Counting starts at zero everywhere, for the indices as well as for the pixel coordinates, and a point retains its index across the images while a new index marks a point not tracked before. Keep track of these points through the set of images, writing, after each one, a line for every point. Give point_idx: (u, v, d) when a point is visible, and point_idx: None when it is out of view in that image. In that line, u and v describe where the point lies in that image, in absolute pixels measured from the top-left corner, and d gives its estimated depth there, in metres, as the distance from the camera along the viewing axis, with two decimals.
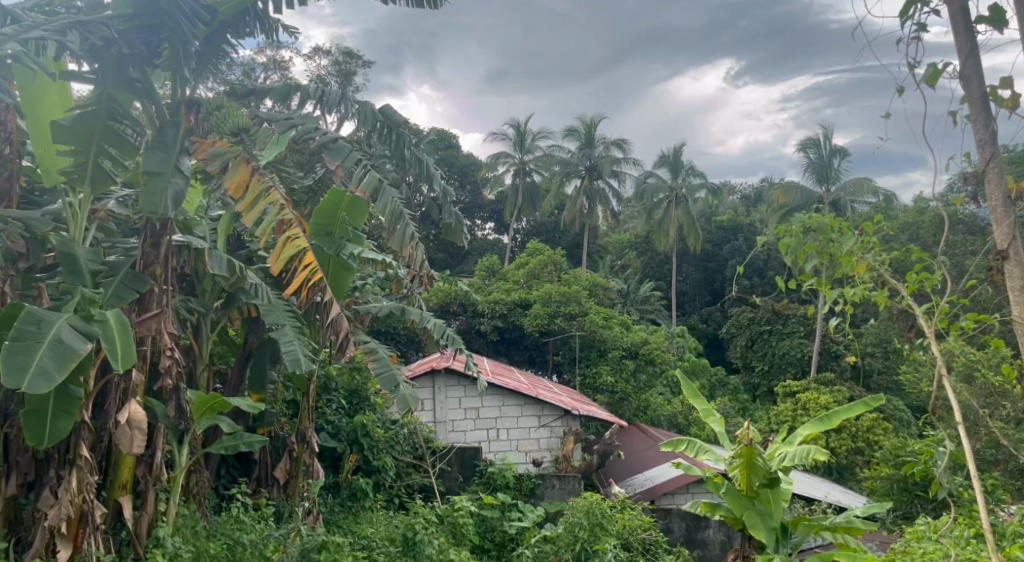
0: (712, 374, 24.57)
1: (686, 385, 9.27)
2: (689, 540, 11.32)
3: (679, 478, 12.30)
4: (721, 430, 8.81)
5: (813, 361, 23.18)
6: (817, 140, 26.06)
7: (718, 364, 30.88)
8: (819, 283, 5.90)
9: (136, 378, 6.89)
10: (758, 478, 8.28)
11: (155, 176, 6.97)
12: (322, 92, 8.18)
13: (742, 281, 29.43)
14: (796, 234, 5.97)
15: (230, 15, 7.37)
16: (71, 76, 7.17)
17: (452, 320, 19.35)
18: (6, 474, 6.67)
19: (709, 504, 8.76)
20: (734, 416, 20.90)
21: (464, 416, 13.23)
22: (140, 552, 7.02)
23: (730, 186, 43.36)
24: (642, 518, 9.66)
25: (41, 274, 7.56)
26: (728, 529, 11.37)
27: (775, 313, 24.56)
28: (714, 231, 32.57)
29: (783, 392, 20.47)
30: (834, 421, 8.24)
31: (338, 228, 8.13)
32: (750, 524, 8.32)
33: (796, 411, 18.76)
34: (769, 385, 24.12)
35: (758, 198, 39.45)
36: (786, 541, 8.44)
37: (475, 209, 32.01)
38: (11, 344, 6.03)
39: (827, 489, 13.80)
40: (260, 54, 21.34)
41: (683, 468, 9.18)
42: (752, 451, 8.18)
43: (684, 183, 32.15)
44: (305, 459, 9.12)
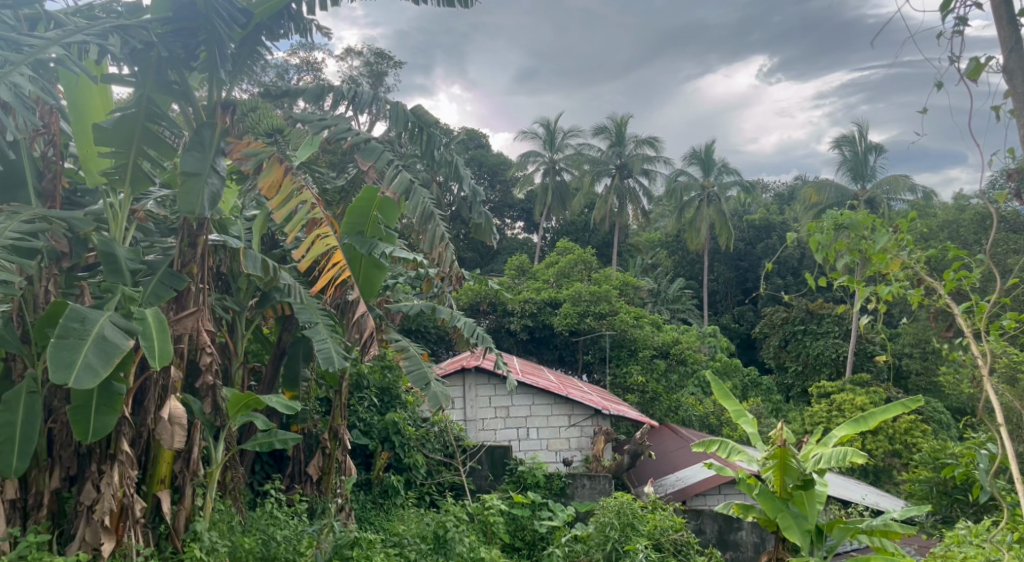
0: (745, 374, 24.41)
1: (716, 386, 9.24)
2: (722, 542, 11.29)
3: (712, 479, 12.30)
4: (753, 431, 8.78)
5: (848, 362, 22.98)
6: (853, 137, 25.79)
7: (751, 364, 30.72)
8: (852, 282, 5.86)
9: (175, 374, 7.03)
10: (793, 479, 8.31)
11: (192, 176, 7.10)
12: (354, 92, 8.27)
13: (775, 281, 29.25)
14: (828, 231, 5.96)
15: (264, 18, 7.52)
16: (112, 79, 7.32)
17: (483, 318, 19.42)
18: (49, 468, 6.80)
19: (742, 506, 8.75)
20: (767, 416, 20.77)
21: (494, 415, 13.29)
22: (178, 546, 7.19)
23: (764, 183, 42.97)
24: (674, 519, 9.63)
25: (83, 272, 7.68)
26: (761, 531, 11.31)
27: (809, 312, 24.33)
28: (745, 229, 32.34)
29: (818, 392, 20.30)
30: (871, 423, 8.20)
31: (370, 228, 8.23)
32: (783, 525, 8.28)
33: (831, 413, 18.61)
34: (803, 385, 23.95)
35: (791, 196, 38.99)
36: (822, 544, 8.36)
37: (504, 208, 32.04)
38: (56, 341, 6.17)
39: (865, 491, 13.71)
40: (293, 56, 21.51)
41: (715, 469, 9.17)
42: (786, 452, 8.22)
43: (717, 181, 32.08)
44: (338, 455, 9.20)
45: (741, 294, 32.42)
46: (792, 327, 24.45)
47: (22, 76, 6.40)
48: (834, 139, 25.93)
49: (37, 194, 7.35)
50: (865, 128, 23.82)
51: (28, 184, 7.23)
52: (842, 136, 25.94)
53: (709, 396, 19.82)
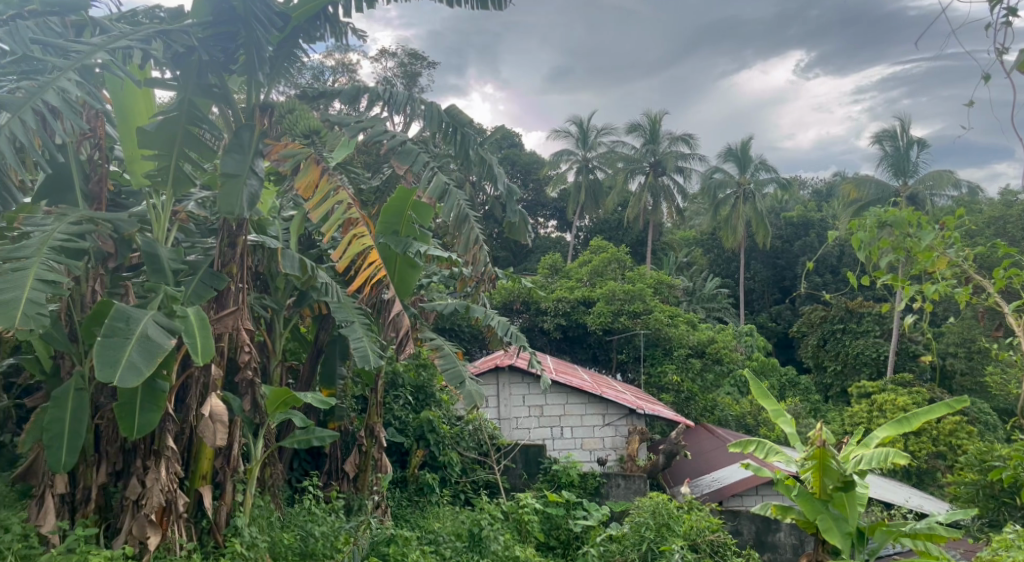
0: (783, 374, 24.22)
1: (755, 386, 9.22)
2: (760, 543, 11.23)
3: (749, 480, 12.25)
4: (792, 431, 8.75)
5: (889, 362, 22.68)
6: (894, 132, 25.46)
7: (789, 363, 30.47)
8: (895, 280, 5.84)
9: (216, 372, 7.17)
10: (832, 480, 8.28)
11: (231, 177, 7.24)
12: (389, 93, 8.38)
13: (814, 279, 28.99)
14: (870, 229, 5.96)
15: (301, 22, 7.67)
16: (155, 83, 7.47)
17: (516, 317, 19.51)
18: (96, 463, 6.95)
19: (781, 507, 8.71)
20: (805, 416, 20.59)
21: (528, 414, 13.35)
22: (220, 540, 7.36)
23: (801, 180, 42.57)
24: (710, 519, 9.61)
25: (127, 272, 7.85)
26: (800, 533, 11.24)
27: (849, 310, 24.05)
28: (783, 227, 32.03)
29: (859, 392, 20.10)
30: (914, 424, 8.14)
31: (404, 226, 8.31)
32: (823, 527, 8.24)
33: (872, 413, 18.41)
34: (842, 385, 23.70)
35: (829, 193, 38.55)
36: (863, 547, 8.37)
37: (537, 207, 32.02)
38: (102, 340, 6.32)
39: (908, 494, 13.55)
40: (328, 58, 21.70)
41: (752, 469, 9.14)
42: (824, 452, 8.24)
43: (753, 178, 31.97)
44: (373, 453, 9.32)
45: (778, 293, 32.15)
46: (832, 325, 24.08)
47: (69, 81, 6.54)
48: (875, 134, 25.57)
49: (83, 196, 7.48)
50: (907, 123, 23.50)
51: (74, 187, 7.37)
52: (884, 131, 25.58)
53: (745, 396, 19.68)
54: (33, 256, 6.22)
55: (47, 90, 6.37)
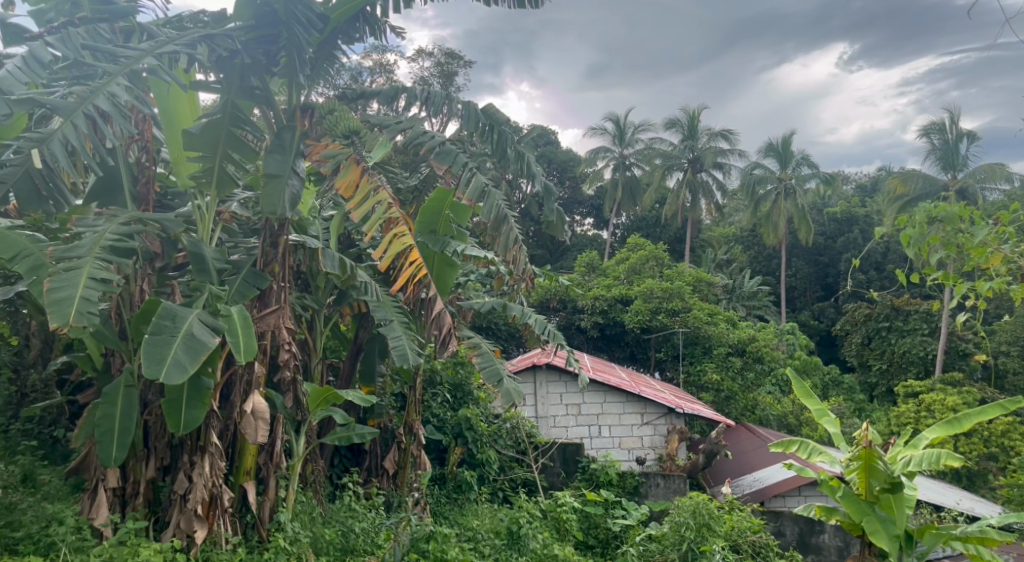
0: (826, 373, 23.94)
1: (798, 385, 9.19)
2: (803, 545, 11.12)
3: (791, 480, 12.17)
4: (836, 431, 8.77)
5: (937, 361, 22.28)
6: (943, 125, 25.05)
7: (832, 362, 30.11)
8: (946, 277, 5.79)
9: (259, 369, 7.30)
10: (879, 482, 8.31)
11: (273, 178, 7.37)
12: (427, 93, 8.47)
13: (858, 276, 28.59)
14: (920, 225, 5.94)
15: (340, 23, 7.81)
16: (199, 86, 7.63)
17: (553, 315, 19.55)
18: (145, 458, 7.13)
19: (825, 509, 8.80)
20: (849, 416, 20.32)
21: (566, 412, 13.40)
22: (264, 534, 7.50)
23: (844, 176, 42.00)
24: (752, 520, 9.58)
25: (173, 272, 8.02)
26: (845, 535, 11.10)
27: (895, 308, 23.58)
28: (827, 223, 31.61)
29: (906, 392, 19.80)
30: (965, 425, 8.10)
31: (442, 225, 8.37)
32: (870, 530, 8.22)
33: (920, 413, 18.15)
34: (888, 385, 23.35)
35: (874, 188, 37.91)
36: (912, 550, 8.35)
37: (574, 204, 31.92)
38: (149, 338, 6.47)
39: (958, 497, 13.35)
40: (366, 58, 21.84)
41: (795, 469, 9.19)
42: (871, 452, 8.24)
43: (795, 173, 31.77)
44: (412, 450, 9.51)
45: (821, 290, 31.78)
46: (877, 324, 23.65)
47: (118, 86, 6.70)
48: (923, 127, 25.16)
49: (132, 198, 7.65)
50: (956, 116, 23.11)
51: (123, 189, 7.55)
52: (931, 124, 25.19)
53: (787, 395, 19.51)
54: (85, 255, 6.39)
55: (98, 95, 6.53)
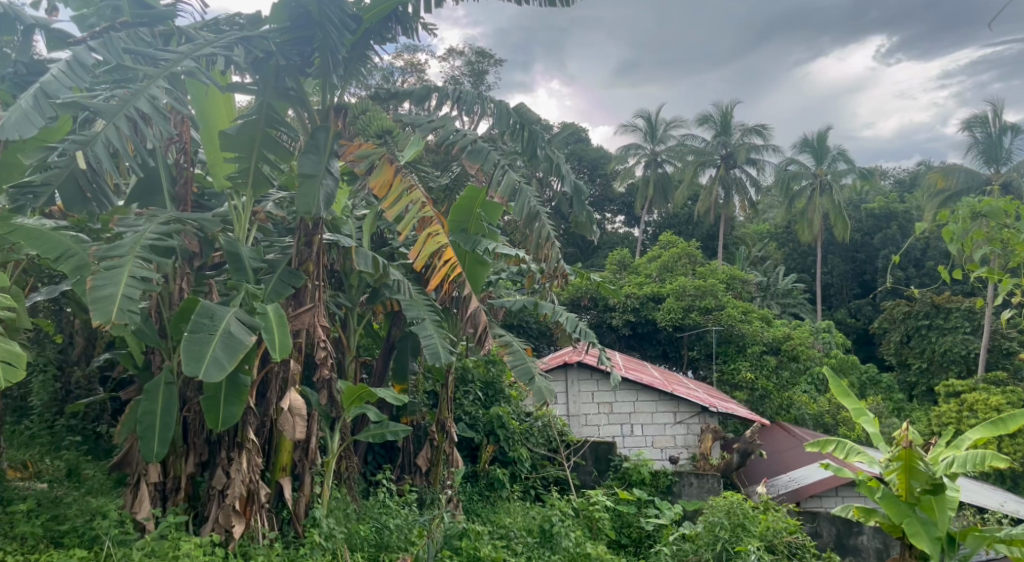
0: (863, 372, 23.75)
1: (834, 383, 9.15)
2: (840, 546, 10.99)
3: (828, 481, 12.11)
4: (875, 431, 8.74)
5: (980, 359, 21.93)
6: (985, 118, 24.69)
7: (870, 361, 29.82)
8: (991, 273, 5.74)
9: (295, 367, 7.39)
10: (921, 484, 8.26)
11: (308, 178, 7.46)
12: (458, 92, 8.52)
13: (897, 273, 28.25)
14: (963, 220, 5.80)
15: (373, 23, 7.85)
16: (236, 88, 7.74)
17: (584, 314, 19.51)
18: (185, 454, 7.27)
19: (863, 510, 8.86)
20: (888, 415, 20.10)
21: (598, 411, 13.43)
22: (300, 530, 7.60)
23: (882, 171, 41.52)
24: (788, 521, 9.47)
25: (210, 271, 8.15)
26: (884, 536, 10.94)
27: (935, 306, 23.24)
28: (864, 219, 31.21)
29: (947, 391, 19.55)
30: (1009, 427, 8.01)
31: (474, 225, 8.46)
32: (911, 532, 8.24)
33: (963, 413, 17.91)
34: (928, 384, 23.03)
35: (913, 182, 37.34)
36: (955, 553, 8.29)
37: (605, 202, 31.71)
38: (188, 336, 6.58)
39: (1001, 498, 13.16)
40: (398, 58, 21.95)
41: (832, 469, 9.19)
42: (911, 453, 8.16)
43: (831, 169, 31.63)
44: (446, 447, 9.49)
45: (858, 287, 31.44)
46: (916, 321, 23.43)
47: (158, 90, 6.84)
48: (964, 120, 24.81)
49: (170, 198, 7.79)
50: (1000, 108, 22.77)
51: (162, 189, 7.69)
52: (973, 117, 24.83)
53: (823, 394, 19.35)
54: (126, 254, 6.51)
55: (139, 97, 6.67)
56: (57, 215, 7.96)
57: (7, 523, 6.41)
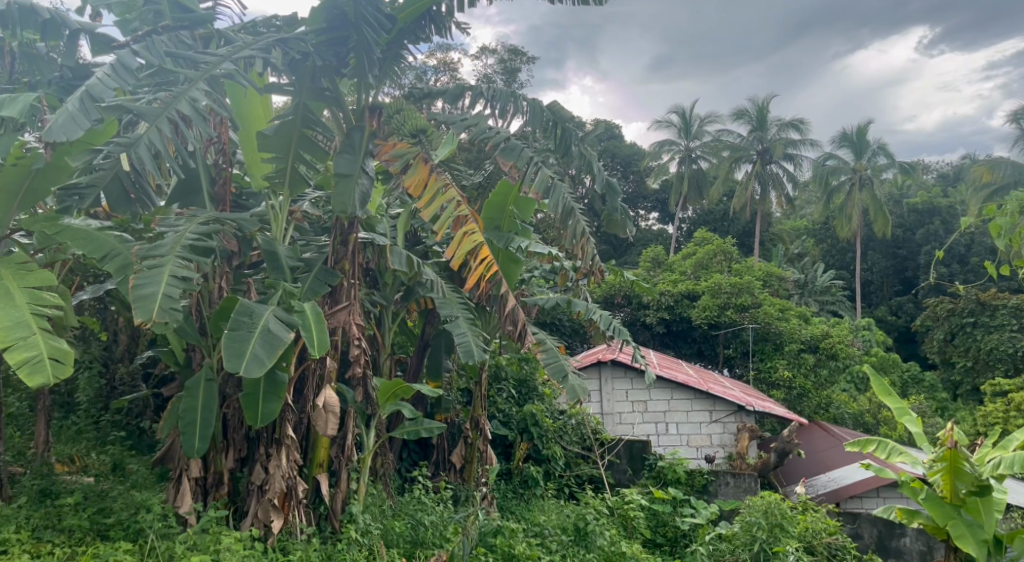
0: (904, 370, 23.44)
1: (876, 383, 9.10)
2: (882, 548, 10.78)
3: (869, 481, 12.04)
4: (919, 431, 8.68)
5: None
6: None
7: (911, 359, 29.41)
8: None
9: (331, 364, 7.48)
10: (966, 485, 8.24)
11: (344, 177, 7.55)
12: (492, 90, 8.56)
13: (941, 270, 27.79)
14: (1011, 215, 5.87)
15: (407, 23, 7.95)
16: (273, 88, 7.84)
17: (618, 311, 19.44)
18: (225, 449, 7.41)
19: (907, 512, 8.78)
20: (931, 414, 19.82)
21: (632, 409, 13.42)
22: (337, 526, 7.69)
23: (924, 165, 40.89)
24: (828, 522, 9.47)
25: (249, 270, 8.27)
26: (929, 539, 10.67)
27: (980, 303, 22.60)
28: (906, 215, 30.73)
29: (993, 391, 19.21)
30: None
31: (507, 222, 8.53)
32: (956, 533, 8.22)
33: (1009, 413, 17.59)
34: (973, 383, 22.51)
35: (957, 177, 36.76)
36: (1001, 555, 8.28)
37: (639, 199, 31.45)
38: (229, 333, 6.69)
39: None
40: (430, 57, 22.01)
41: (873, 469, 9.13)
42: (956, 453, 8.14)
43: (870, 164, 31.24)
44: (479, 445, 9.59)
45: (900, 284, 30.98)
46: (960, 319, 22.84)
47: (199, 92, 6.96)
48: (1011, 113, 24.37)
49: (210, 199, 7.92)
50: None
51: (202, 189, 7.82)
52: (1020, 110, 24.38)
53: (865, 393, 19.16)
54: (167, 254, 6.63)
55: (181, 100, 6.80)
56: (101, 215, 8.13)
57: (55, 516, 6.60)
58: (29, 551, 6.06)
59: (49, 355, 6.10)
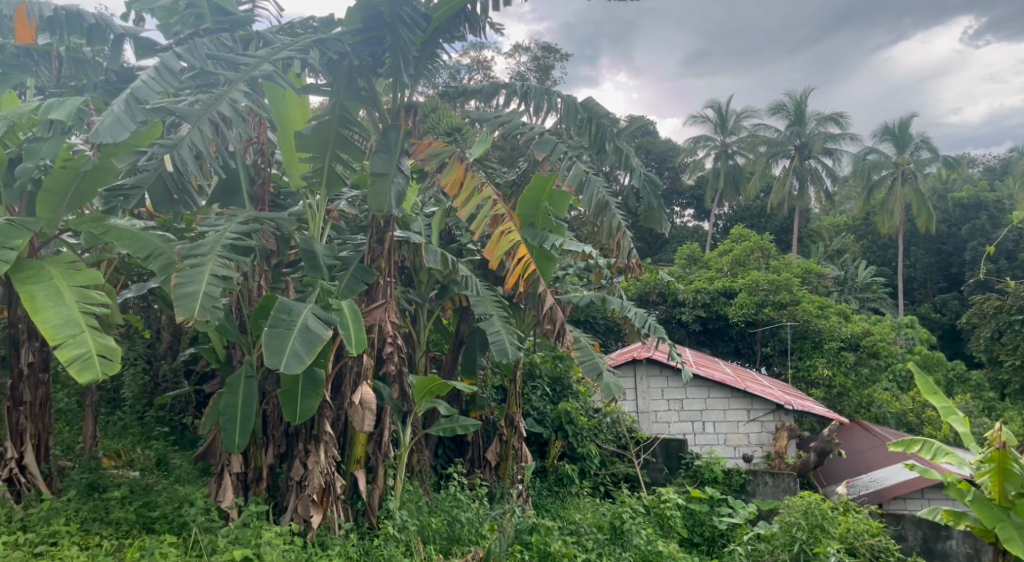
0: (950, 369, 23.07)
1: (922, 382, 9.01)
2: (927, 551, 10.63)
3: (912, 482, 11.91)
4: (965, 431, 8.58)
5: None
6: None
7: (957, 358, 28.91)
8: None
9: (367, 361, 7.55)
10: (1015, 487, 8.16)
11: (380, 176, 7.62)
12: (525, 88, 8.60)
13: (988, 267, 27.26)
14: None
15: (442, 22, 7.93)
16: (310, 89, 7.93)
17: (653, 309, 19.35)
18: (264, 445, 7.52)
19: (953, 514, 8.68)
20: (978, 414, 19.49)
21: (668, 408, 13.37)
22: (374, 522, 7.75)
23: (970, 158, 40.16)
24: (869, 523, 9.33)
25: (287, 268, 8.39)
26: (976, 542, 10.51)
27: None
28: (951, 210, 30.21)
29: None
30: None
31: (541, 219, 8.48)
32: (1004, 536, 8.15)
33: None
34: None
35: (1004, 170, 36.08)
36: None
37: (674, 195, 31.26)
38: (268, 330, 6.79)
39: None
40: (464, 56, 22.07)
41: (918, 469, 9.05)
42: (1004, 454, 8.07)
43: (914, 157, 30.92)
44: (514, 443, 9.70)
45: (944, 281, 30.45)
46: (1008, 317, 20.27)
47: (239, 93, 7.10)
48: None
49: (249, 198, 8.02)
50: None
51: (241, 190, 7.94)
52: None
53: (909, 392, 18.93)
54: (208, 253, 6.74)
55: (222, 101, 6.93)
56: (144, 215, 8.28)
57: (103, 509, 6.75)
58: (78, 542, 6.20)
59: (98, 351, 6.24)
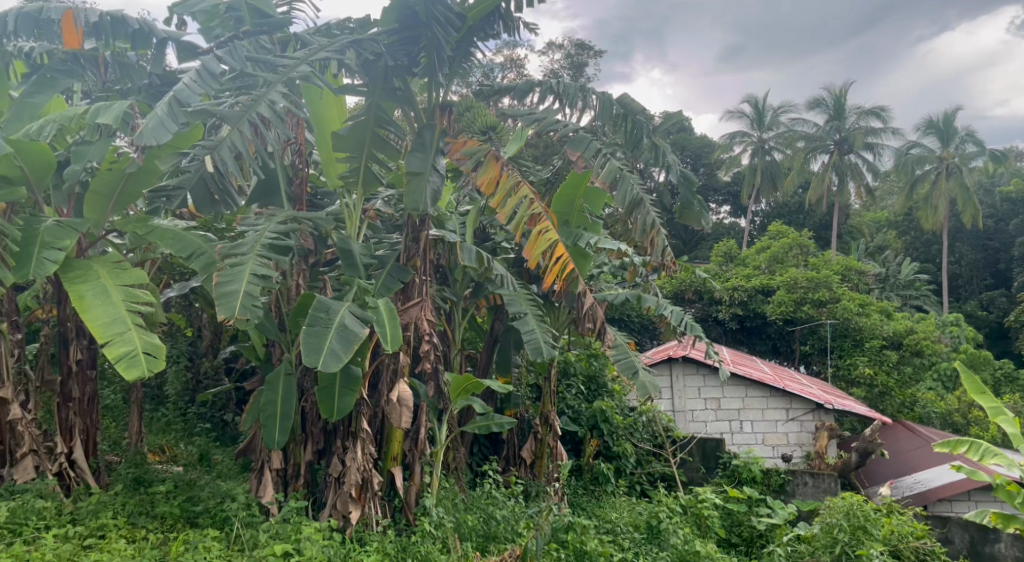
0: (997, 366, 22.68)
1: (969, 382, 8.89)
2: (975, 553, 10.49)
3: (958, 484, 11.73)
4: (1015, 432, 8.47)
5: None
6: None
7: (1004, 356, 28.38)
8: None
9: (403, 359, 7.59)
10: None
11: (416, 175, 7.68)
12: (561, 86, 8.58)
13: None
14: None
15: (477, 21, 7.99)
16: (347, 90, 8.01)
17: (689, 307, 19.22)
18: (303, 442, 7.66)
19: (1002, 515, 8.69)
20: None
21: (705, 407, 13.29)
22: (411, 518, 7.80)
23: (1017, 152, 39.36)
24: (913, 525, 9.25)
25: (325, 268, 8.47)
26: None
27: None
28: (999, 204, 29.69)
29: None
30: None
31: (575, 217, 8.31)
32: None
33: None
34: None
35: None
36: None
37: (710, 192, 30.97)
38: (307, 328, 6.87)
39: None
40: (497, 54, 22.09)
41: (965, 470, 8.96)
42: None
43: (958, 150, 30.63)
44: (549, 441, 9.67)
45: (990, 277, 29.92)
46: None
47: (277, 94, 7.21)
48: None
49: (287, 198, 8.12)
50: None
51: (280, 190, 8.06)
52: None
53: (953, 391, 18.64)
54: (248, 253, 6.83)
55: (260, 104, 7.04)
56: (185, 215, 8.41)
57: (148, 503, 6.88)
58: (124, 535, 6.32)
59: (143, 349, 6.35)
